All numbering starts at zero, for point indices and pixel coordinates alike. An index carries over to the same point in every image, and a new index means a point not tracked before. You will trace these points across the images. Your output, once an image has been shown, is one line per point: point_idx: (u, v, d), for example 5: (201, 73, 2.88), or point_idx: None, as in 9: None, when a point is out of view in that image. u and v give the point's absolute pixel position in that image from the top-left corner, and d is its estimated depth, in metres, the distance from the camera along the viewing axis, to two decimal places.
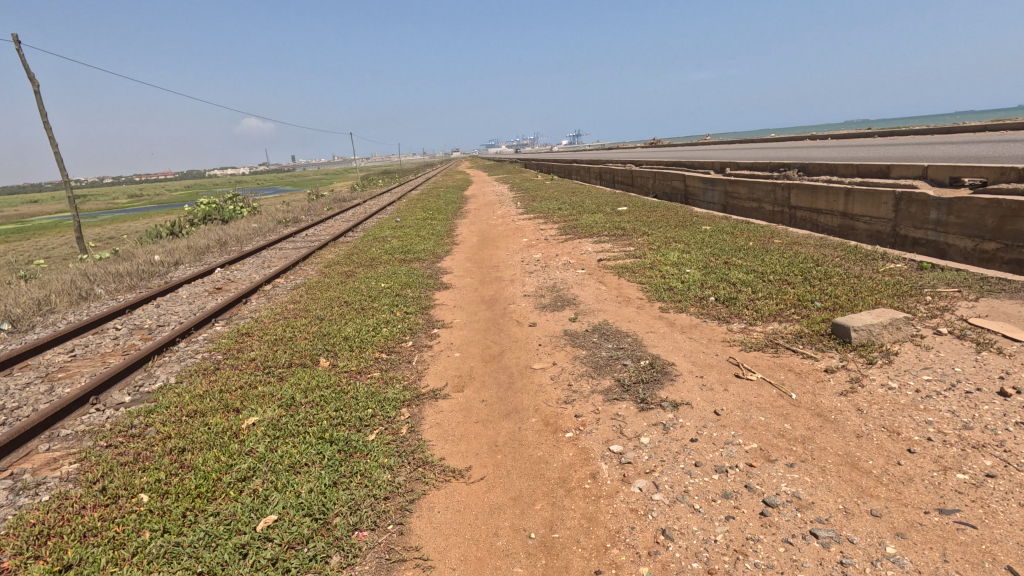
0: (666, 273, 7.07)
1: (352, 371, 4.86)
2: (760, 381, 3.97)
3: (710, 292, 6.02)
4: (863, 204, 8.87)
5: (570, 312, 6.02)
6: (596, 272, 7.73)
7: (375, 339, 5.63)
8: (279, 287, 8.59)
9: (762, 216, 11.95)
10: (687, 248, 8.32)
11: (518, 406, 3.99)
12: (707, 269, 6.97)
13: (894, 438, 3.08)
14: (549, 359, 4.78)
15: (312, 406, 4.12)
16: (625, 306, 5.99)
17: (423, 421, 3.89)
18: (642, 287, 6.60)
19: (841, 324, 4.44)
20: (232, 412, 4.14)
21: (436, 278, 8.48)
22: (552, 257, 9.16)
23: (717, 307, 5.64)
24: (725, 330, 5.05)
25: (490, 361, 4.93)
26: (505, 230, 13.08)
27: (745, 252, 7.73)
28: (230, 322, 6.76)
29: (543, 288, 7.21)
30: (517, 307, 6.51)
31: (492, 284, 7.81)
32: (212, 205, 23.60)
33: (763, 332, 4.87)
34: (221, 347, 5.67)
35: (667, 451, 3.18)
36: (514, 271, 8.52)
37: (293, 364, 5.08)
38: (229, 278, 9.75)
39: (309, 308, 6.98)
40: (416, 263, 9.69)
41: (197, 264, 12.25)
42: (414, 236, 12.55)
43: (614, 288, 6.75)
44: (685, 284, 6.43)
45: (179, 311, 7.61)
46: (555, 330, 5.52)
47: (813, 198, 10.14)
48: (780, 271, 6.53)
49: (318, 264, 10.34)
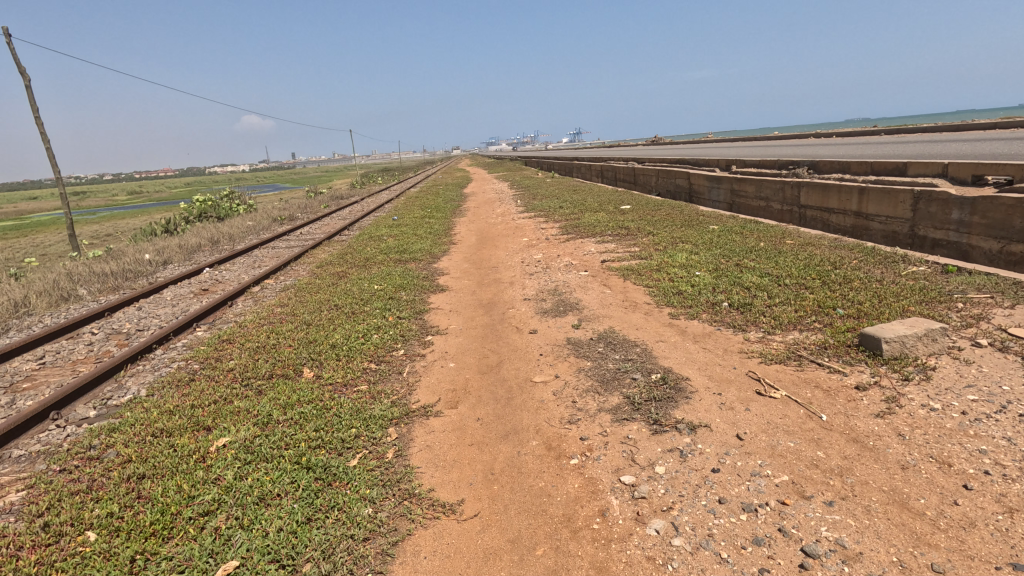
0: (674, 275, 6.69)
1: (338, 383, 4.48)
2: (784, 399, 3.58)
3: (723, 297, 5.63)
4: (878, 202, 8.48)
5: (573, 318, 5.64)
6: (600, 274, 7.33)
7: (364, 347, 5.25)
8: (267, 289, 8.20)
9: (770, 215, 11.56)
10: (695, 249, 7.94)
11: (517, 426, 3.61)
12: (719, 272, 6.57)
13: (946, 471, 2.70)
14: (551, 371, 4.40)
15: (291, 425, 3.74)
16: (632, 312, 5.60)
17: (411, 443, 3.52)
18: (650, 291, 6.22)
19: (871, 335, 4.05)
20: (201, 431, 3.76)
21: (432, 280, 8.09)
22: (554, 257, 8.79)
23: (731, 313, 5.25)
24: (741, 339, 4.66)
25: (487, 373, 4.54)
26: (504, 229, 12.68)
27: (757, 253, 7.34)
28: (212, 327, 6.37)
29: (544, 291, 6.82)
30: (517, 312, 6.12)
31: (490, 286, 7.43)
32: (207, 203, 23.19)
33: (783, 342, 4.49)
34: (199, 355, 5.28)
35: (686, 484, 2.81)
36: (514, 272, 8.13)
37: (274, 375, 4.69)
38: (218, 278, 9.37)
39: (297, 312, 6.59)
40: (412, 263, 9.30)
41: (187, 263, 11.85)
42: (411, 235, 12.14)
43: (619, 292, 6.37)
44: (695, 288, 6.05)
45: (162, 314, 7.23)
46: (558, 339, 5.13)
47: (825, 196, 9.75)
48: (797, 274, 6.15)
49: (310, 265, 9.95)
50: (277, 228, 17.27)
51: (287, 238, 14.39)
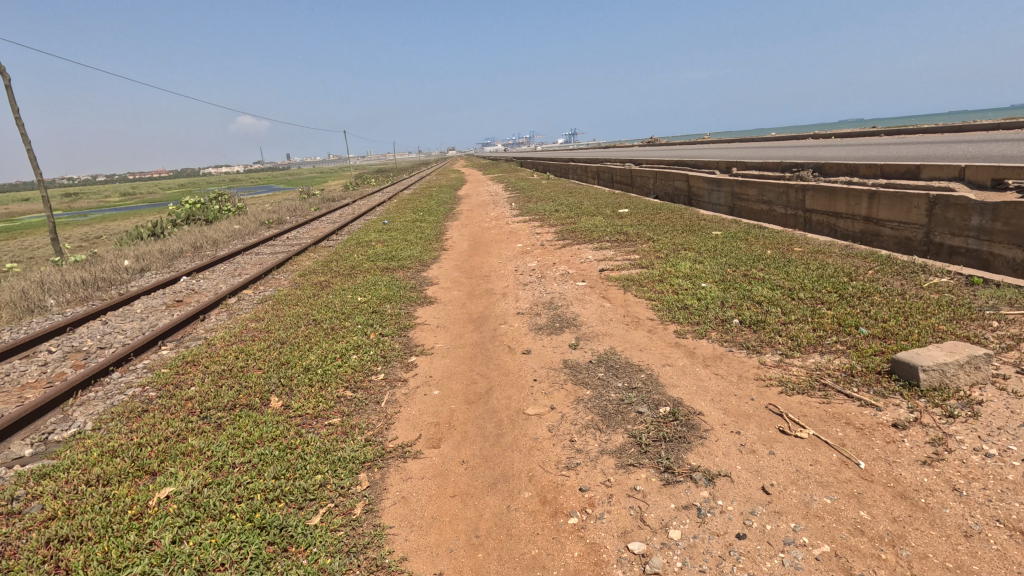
0: (678, 288, 6.24)
1: (307, 416, 4.00)
2: (813, 440, 3.13)
3: (733, 313, 5.18)
4: (889, 207, 8.07)
5: (570, 337, 5.18)
6: (599, 285, 6.88)
7: (341, 370, 4.77)
8: (244, 301, 7.70)
9: (773, 219, 11.16)
10: (699, 258, 7.49)
11: (507, 471, 3.14)
12: (726, 283, 6.13)
13: (1019, 541, 2.24)
14: (545, 402, 3.93)
15: (247, 471, 3.26)
16: (634, 329, 5.15)
17: (384, 494, 3.05)
18: (652, 305, 5.77)
19: (905, 362, 3.61)
20: (145, 478, 3.26)
21: (420, 290, 7.62)
22: (549, 265, 8.32)
23: (743, 332, 4.81)
24: (756, 364, 4.21)
25: (475, 402, 4.07)
26: (498, 234, 12.21)
27: (765, 262, 6.91)
28: (179, 345, 5.86)
29: (539, 303, 6.37)
30: (509, 329, 5.66)
31: (481, 298, 6.97)
32: (195, 205, 22.61)
33: (803, 367, 4.04)
34: (158, 380, 4.79)
35: (707, 556, 2.35)
36: (507, 282, 7.67)
37: (237, 406, 4.20)
38: (195, 288, 8.87)
39: (272, 328, 6.10)
40: (400, 272, 8.83)
41: (166, 271, 11.34)
42: (401, 241, 11.64)
43: (620, 306, 5.91)
44: (702, 302, 5.60)
45: (128, 329, 6.72)
46: (553, 361, 4.67)
47: (832, 201, 9.33)
48: (811, 286, 5.70)
49: (293, 273, 9.45)
50: (265, 233, 16.74)
51: (273, 243, 13.86)
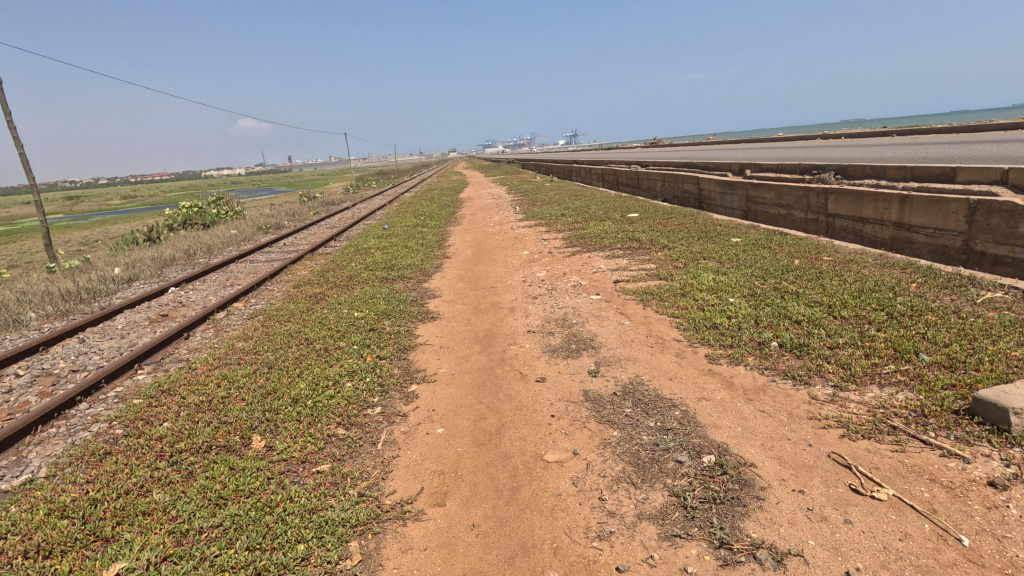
0: (703, 303, 5.71)
1: (294, 462, 3.48)
2: (896, 503, 2.59)
3: (771, 335, 4.65)
4: (923, 212, 7.54)
5: (588, 361, 4.65)
6: (615, 298, 6.36)
7: (334, 402, 4.25)
8: (233, 315, 7.19)
9: (792, 224, 10.64)
10: (722, 268, 6.96)
11: (526, 541, 2.62)
12: (756, 298, 5.60)
13: None
14: (566, 446, 3.42)
15: (215, 540, 2.73)
16: (660, 354, 4.61)
17: (379, 570, 2.53)
18: (677, 324, 5.25)
19: (990, 402, 3.06)
20: (94, 549, 2.74)
21: (421, 304, 7.11)
22: (559, 276, 7.80)
23: (785, 358, 4.28)
24: (806, 398, 3.68)
25: (486, 444, 3.55)
26: (502, 240, 11.68)
27: (795, 274, 6.38)
28: (157, 369, 5.34)
29: (551, 320, 5.85)
30: (520, 350, 5.15)
31: (488, 313, 6.44)
32: (193, 209, 22.14)
33: (863, 403, 3.51)
34: (128, 414, 4.27)
35: None
36: (515, 294, 7.15)
37: (214, 447, 3.68)
38: (183, 300, 8.38)
39: (260, 349, 5.58)
40: (400, 283, 8.33)
41: (157, 280, 10.84)
42: (402, 248, 11.12)
43: (641, 324, 5.38)
44: (733, 321, 5.08)
45: (106, 349, 6.20)
46: (572, 392, 4.14)
47: (858, 205, 8.81)
48: (853, 302, 5.16)
49: (287, 284, 8.94)
50: (261, 238, 16.24)
51: (269, 250, 13.34)
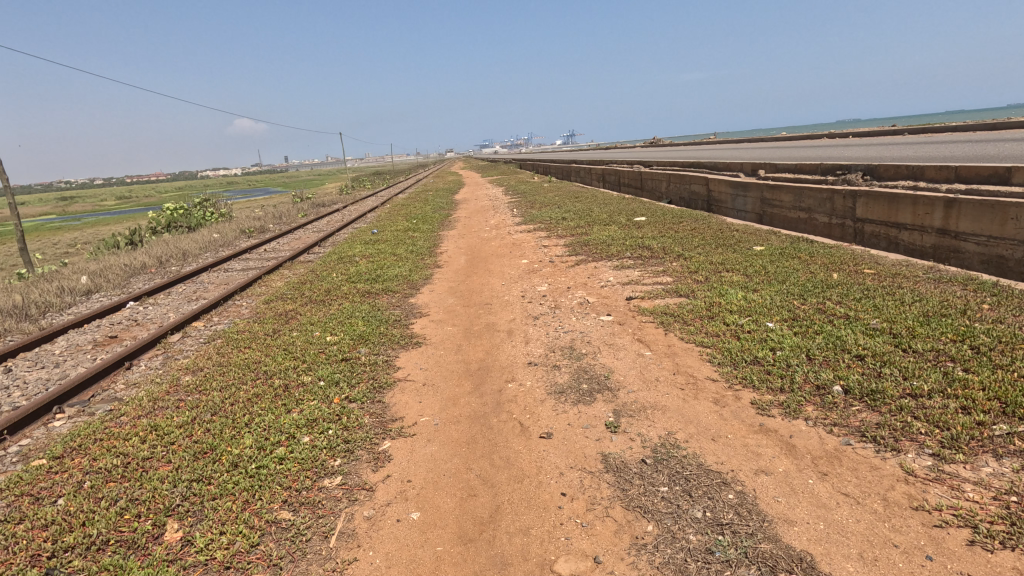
0: (736, 329, 4.81)
1: (213, 571, 2.55)
2: None
3: (831, 376, 3.75)
4: (974, 218, 6.67)
5: (605, 410, 3.73)
6: (628, 320, 5.47)
7: (283, 471, 3.32)
8: (188, 339, 6.24)
9: (814, 229, 9.77)
10: (751, 284, 6.06)
11: None
12: (800, 323, 4.70)
13: None
14: (584, 548, 2.51)
15: None
16: (694, 402, 3.71)
17: None
18: (710, 358, 4.35)
19: None
20: None
21: (405, 324, 6.20)
22: (563, 291, 6.91)
23: (856, 410, 3.37)
24: (900, 474, 2.77)
25: (475, 542, 2.63)
26: (499, 247, 10.76)
27: (838, 292, 5.49)
28: (78, 415, 4.39)
29: (556, 348, 4.95)
30: (519, 389, 4.24)
31: (481, 338, 5.52)
32: (177, 211, 21.09)
33: (982, 486, 2.59)
34: (16, 483, 3.31)
35: None
36: (513, 312, 6.26)
37: (113, 543, 2.76)
38: (139, 318, 7.43)
39: (208, 388, 4.65)
40: (384, 297, 7.42)
41: (120, 291, 9.88)
42: (389, 256, 10.17)
43: (664, 357, 4.48)
44: (780, 355, 4.16)
45: (30, 382, 5.25)
46: (586, 457, 3.22)
47: (892, 209, 7.95)
48: (922, 330, 4.25)
49: (258, 298, 7.98)
50: (242, 243, 15.25)
51: (246, 258, 12.36)
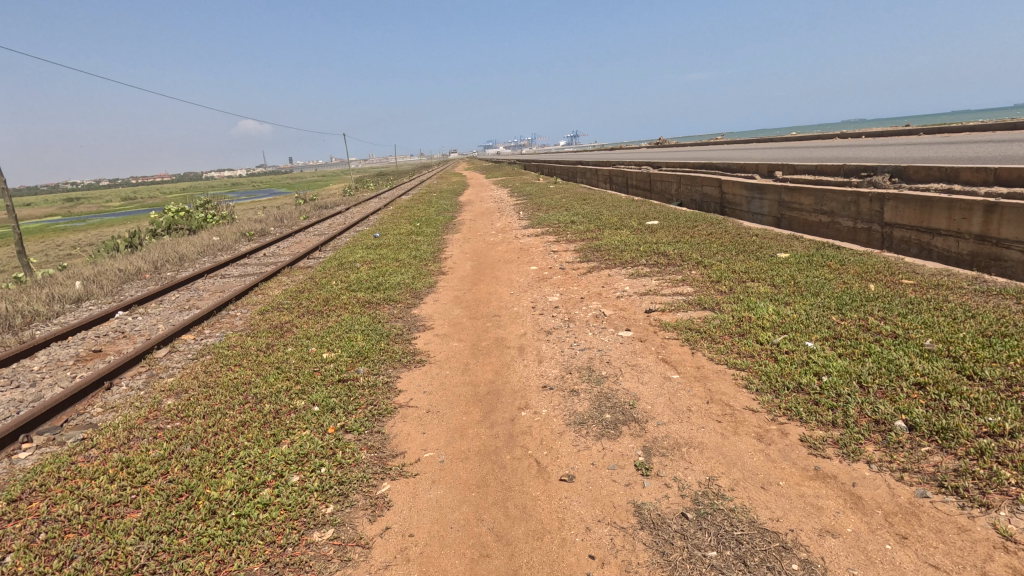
0: (772, 349, 4.36)
1: None
2: None
3: (891, 407, 3.29)
4: (1018, 223, 6.20)
5: (633, 447, 3.29)
6: (650, 337, 5.02)
7: (266, 521, 2.89)
8: (175, 355, 5.82)
9: (837, 234, 9.30)
10: (781, 296, 5.61)
11: None
12: (844, 343, 4.25)
13: None
14: None
15: None
16: (735, 438, 3.26)
17: None
18: (746, 383, 3.90)
19: None
20: None
21: (406, 338, 5.77)
22: (576, 301, 6.47)
23: (928, 451, 2.90)
24: (997, 538, 2.31)
25: None
26: (506, 252, 10.33)
27: (878, 305, 5.03)
28: (46, 446, 3.96)
29: (572, 369, 4.50)
30: (534, 418, 3.80)
31: (489, 355, 5.08)
32: (178, 214, 20.71)
33: None
34: None
35: None
36: (524, 326, 5.82)
37: None
38: (126, 330, 7.03)
39: (191, 414, 4.23)
40: (385, 308, 7.00)
41: (113, 299, 9.48)
42: (391, 262, 9.74)
43: (695, 382, 4.03)
44: (827, 381, 3.70)
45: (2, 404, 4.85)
46: (616, 509, 2.78)
47: (925, 213, 7.47)
48: (986, 351, 3.79)
49: (253, 307, 7.57)
50: (243, 247, 14.86)
51: (245, 263, 11.97)
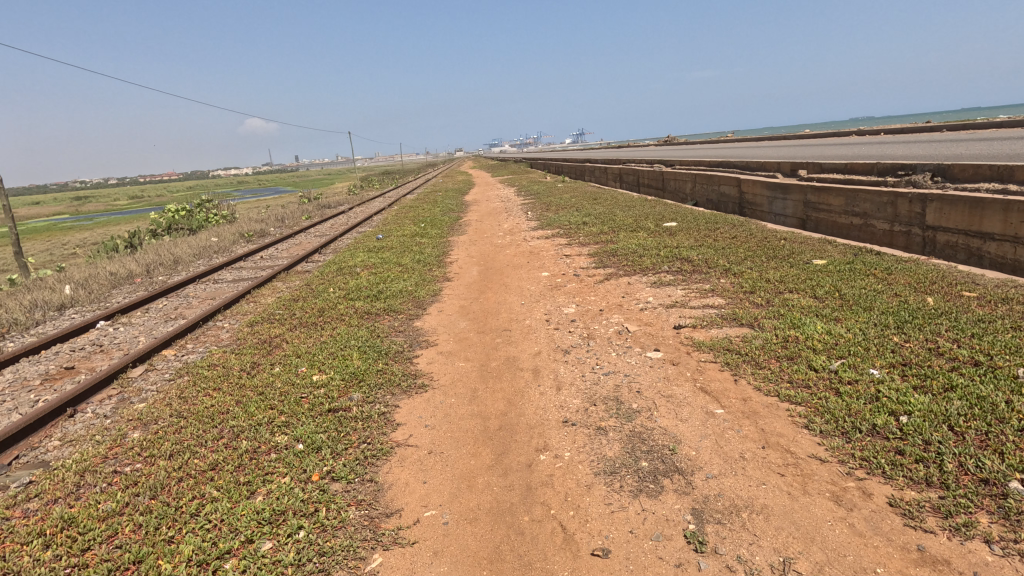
0: (831, 379, 3.73)
1: None
2: None
3: (1000, 462, 2.65)
4: None
5: (680, 511, 2.68)
6: (683, 360, 4.40)
7: None
8: (152, 374, 5.25)
9: (872, 238, 8.64)
10: (827, 311, 4.98)
11: None
12: (916, 372, 3.61)
13: None
14: None
15: None
16: (808, 500, 2.64)
17: None
18: (808, 423, 3.27)
19: None
20: None
21: (406, 357, 5.18)
22: (595, 314, 5.85)
23: None
24: None
25: None
26: (515, 255, 9.72)
27: (944, 323, 4.38)
28: None
29: (597, 400, 3.89)
30: (556, 465, 3.18)
31: (500, 380, 4.47)
32: (178, 213, 20.16)
33: None
34: None
35: None
36: (538, 343, 5.21)
37: None
38: (105, 343, 6.46)
39: (156, 452, 3.64)
40: (384, 319, 6.41)
41: (98, 307, 8.89)
42: (393, 267, 9.16)
43: (745, 420, 3.40)
44: (910, 424, 3.06)
45: None
46: None
47: (975, 215, 6.81)
48: None
49: (243, 318, 6.99)
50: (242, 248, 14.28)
51: (241, 266, 11.39)
